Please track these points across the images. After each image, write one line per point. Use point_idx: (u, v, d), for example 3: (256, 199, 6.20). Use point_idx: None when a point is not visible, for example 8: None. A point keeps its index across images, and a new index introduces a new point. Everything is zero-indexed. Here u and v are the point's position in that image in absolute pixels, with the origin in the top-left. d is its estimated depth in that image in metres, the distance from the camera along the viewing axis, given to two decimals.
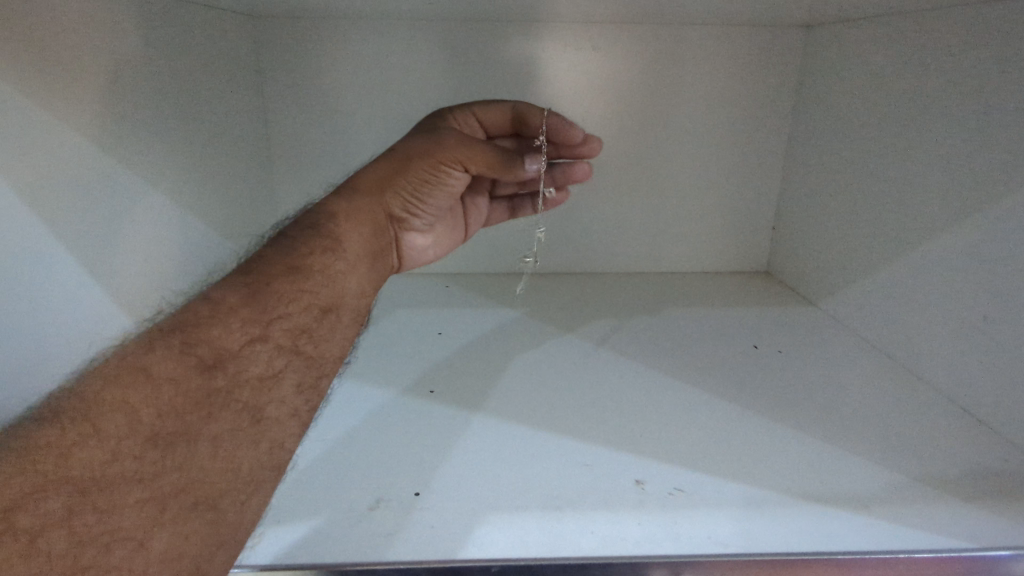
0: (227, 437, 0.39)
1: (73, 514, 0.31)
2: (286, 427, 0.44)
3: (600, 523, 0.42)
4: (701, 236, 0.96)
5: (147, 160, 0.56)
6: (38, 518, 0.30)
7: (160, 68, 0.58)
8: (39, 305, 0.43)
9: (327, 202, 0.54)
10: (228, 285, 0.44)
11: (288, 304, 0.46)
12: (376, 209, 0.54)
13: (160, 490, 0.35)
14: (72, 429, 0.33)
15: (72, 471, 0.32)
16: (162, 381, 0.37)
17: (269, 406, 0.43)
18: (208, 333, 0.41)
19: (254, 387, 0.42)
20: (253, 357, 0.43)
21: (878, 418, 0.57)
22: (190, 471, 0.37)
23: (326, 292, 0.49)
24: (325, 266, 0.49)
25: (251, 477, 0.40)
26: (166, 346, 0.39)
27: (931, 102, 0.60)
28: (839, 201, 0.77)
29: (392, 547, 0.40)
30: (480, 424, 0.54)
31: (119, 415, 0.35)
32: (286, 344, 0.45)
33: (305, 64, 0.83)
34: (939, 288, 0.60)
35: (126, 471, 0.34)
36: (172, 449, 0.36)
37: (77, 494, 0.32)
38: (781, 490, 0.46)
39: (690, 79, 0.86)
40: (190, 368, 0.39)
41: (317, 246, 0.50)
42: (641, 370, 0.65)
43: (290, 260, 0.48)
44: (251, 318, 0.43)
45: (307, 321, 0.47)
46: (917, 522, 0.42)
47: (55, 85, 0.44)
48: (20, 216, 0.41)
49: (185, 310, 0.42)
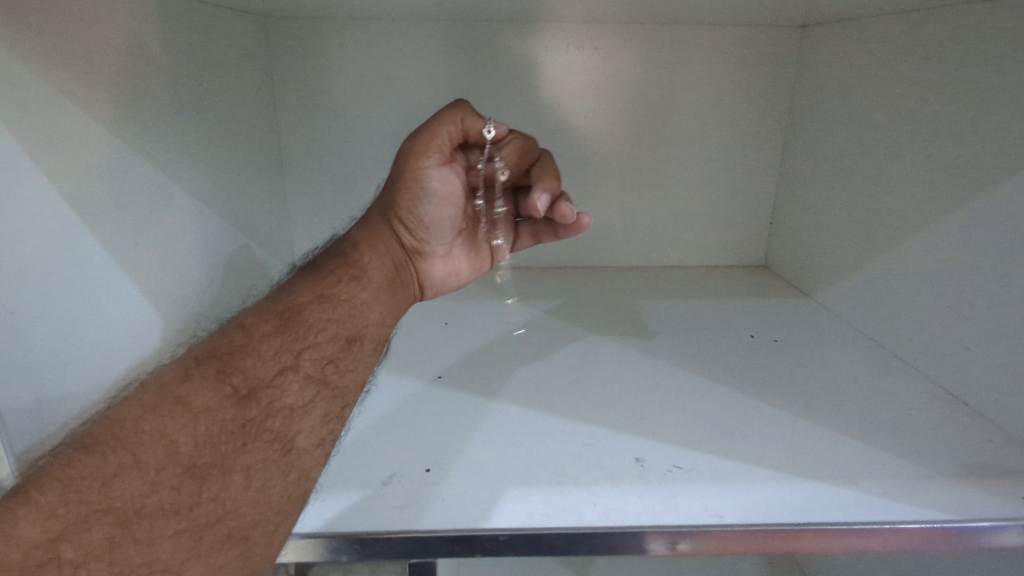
0: (259, 467, 0.39)
1: (114, 545, 0.32)
2: (315, 458, 0.43)
3: (604, 497, 0.44)
4: (700, 231, 0.98)
5: (167, 156, 0.58)
6: (82, 548, 0.31)
7: (178, 70, 0.61)
8: (84, 298, 0.46)
9: (349, 234, 0.58)
10: (262, 313, 0.47)
11: (318, 333, 0.47)
12: (389, 239, 0.57)
13: (196, 520, 0.35)
14: (112, 459, 0.34)
15: (112, 502, 0.33)
16: (198, 411, 0.38)
17: (301, 436, 0.43)
18: (242, 363, 0.42)
19: (286, 416, 0.43)
20: (285, 386, 0.44)
21: (870, 401, 0.59)
22: (224, 502, 0.37)
23: (352, 323, 0.50)
24: (352, 296, 0.52)
25: (279, 507, 0.39)
26: (202, 375, 0.40)
27: (923, 99, 0.63)
28: (834, 196, 0.80)
29: (405, 517, 0.42)
30: (488, 408, 0.56)
31: (157, 445, 0.36)
32: (315, 374, 0.46)
33: (314, 65, 0.85)
34: (928, 278, 0.63)
35: (163, 502, 0.34)
36: (207, 480, 0.37)
37: (117, 525, 0.32)
38: (777, 467, 0.48)
39: (690, 79, 0.88)
40: (225, 398, 0.40)
41: (346, 276, 0.53)
42: (643, 359, 0.67)
43: (319, 291, 0.50)
44: (282, 348, 0.45)
45: (333, 350, 0.48)
46: (904, 496, 0.45)
47: (84, 85, 0.46)
48: (63, 211, 0.43)
49: (218, 339, 0.44)
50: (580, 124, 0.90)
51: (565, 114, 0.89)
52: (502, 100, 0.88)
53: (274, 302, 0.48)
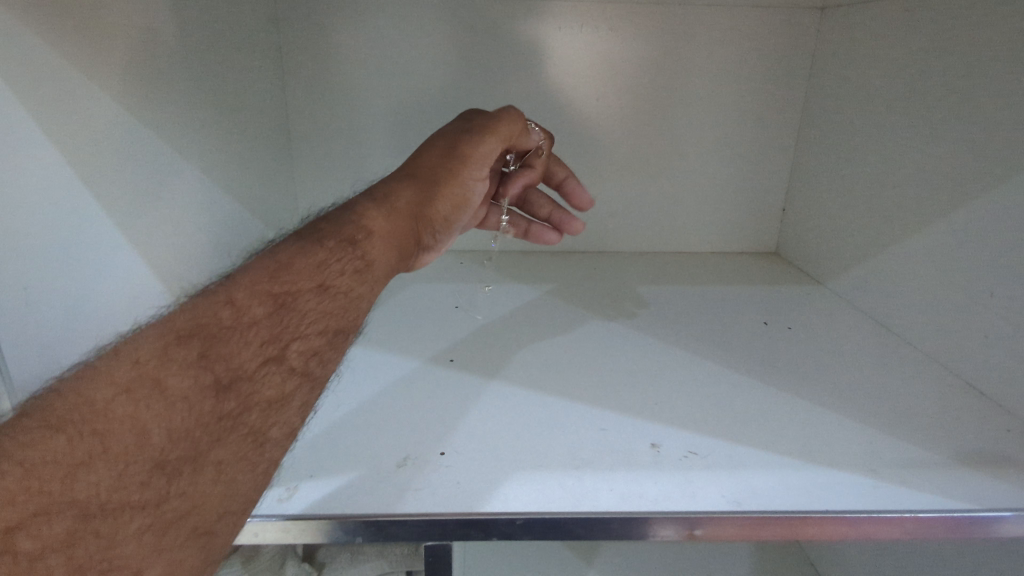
0: (233, 463, 0.34)
1: (74, 540, 0.28)
2: (286, 453, 0.38)
3: (619, 482, 0.44)
4: (710, 217, 0.97)
5: (177, 133, 0.57)
6: (38, 543, 0.26)
7: (189, 44, 0.59)
8: (83, 271, 0.45)
9: (362, 211, 0.49)
10: (254, 292, 0.40)
11: (309, 325, 0.41)
12: (405, 214, 0.51)
13: (163, 517, 0.31)
14: (80, 445, 0.29)
15: (76, 494, 0.28)
16: (174, 398, 0.33)
17: (275, 429, 0.37)
18: (228, 349, 0.36)
19: (264, 410, 0.37)
20: (267, 379, 0.38)
21: (885, 389, 0.58)
22: (193, 497, 0.32)
23: (343, 315, 0.44)
24: (349, 286, 0.45)
25: (244, 505, 0.35)
26: (183, 359, 0.34)
27: (944, 83, 0.61)
28: (849, 183, 0.79)
29: (419, 499, 0.41)
30: (501, 392, 0.56)
31: (129, 433, 0.31)
32: (298, 367, 0.40)
33: (323, 42, 0.84)
34: (946, 266, 0.62)
35: (130, 496, 0.30)
36: (177, 474, 0.32)
37: (80, 518, 0.28)
38: (793, 455, 0.47)
39: (703, 61, 0.86)
40: (204, 388, 0.34)
41: (348, 265, 0.46)
42: (656, 344, 0.66)
43: (318, 278, 0.43)
44: (271, 338, 0.39)
45: (321, 344, 0.42)
46: (920, 484, 0.44)
47: (96, 58, 0.45)
48: (70, 183, 0.43)
49: (203, 314, 0.37)
50: (591, 106, 0.88)
51: (577, 95, 0.88)
52: (513, 81, 0.86)
53: (272, 279, 0.41)
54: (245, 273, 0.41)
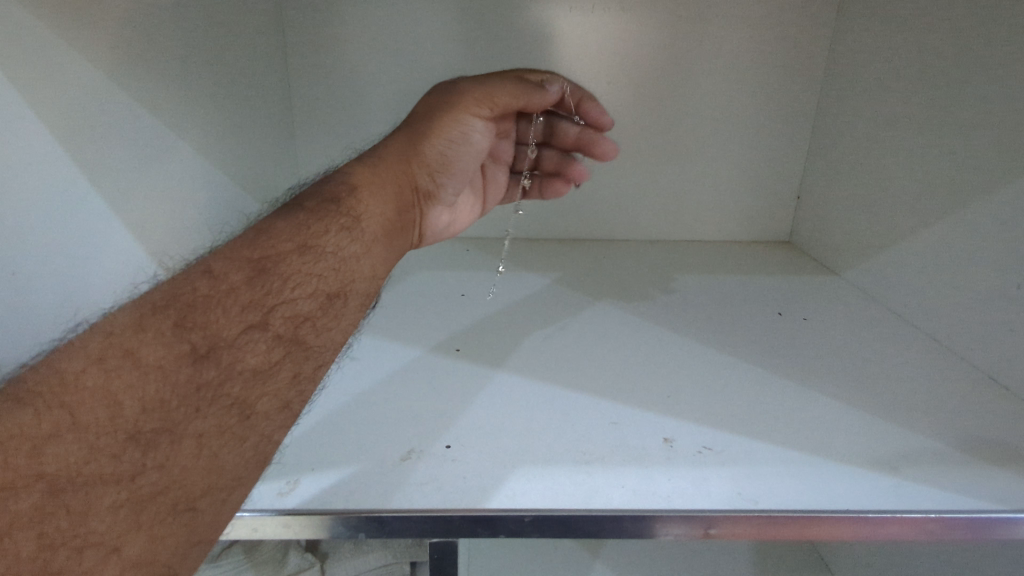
0: (215, 436, 0.32)
1: (44, 515, 0.26)
2: (280, 426, 0.36)
3: (630, 478, 0.42)
4: (723, 204, 0.95)
5: (172, 112, 0.55)
6: (4, 518, 0.25)
7: (184, 22, 0.57)
8: (68, 249, 0.44)
9: (349, 170, 0.48)
10: (233, 258, 0.38)
11: (295, 288, 0.39)
12: (400, 178, 0.50)
13: (138, 492, 0.29)
14: (47, 418, 0.28)
15: (44, 467, 0.27)
16: (147, 369, 0.31)
17: (263, 401, 0.35)
18: (207, 316, 0.34)
19: (248, 379, 0.35)
20: (250, 347, 0.36)
21: (906, 383, 0.56)
22: (172, 471, 0.30)
23: (336, 276, 0.42)
24: (339, 246, 0.43)
25: (231, 478, 0.33)
26: (156, 328, 0.33)
27: (968, 65, 0.59)
28: (866, 169, 0.76)
29: (424, 496, 0.40)
30: (510, 383, 0.54)
31: (98, 405, 0.29)
32: (286, 334, 0.38)
33: (325, 24, 0.82)
34: (970, 255, 0.60)
35: (102, 470, 0.28)
36: (152, 447, 0.30)
37: (49, 493, 0.27)
38: (809, 450, 0.46)
39: (715, 42, 0.84)
40: (180, 356, 0.32)
41: (334, 224, 0.43)
42: (667, 334, 0.65)
43: (300, 238, 0.41)
44: (253, 303, 0.37)
45: (312, 308, 0.40)
46: (945, 482, 0.43)
47: (82, 32, 0.43)
48: (57, 158, 0.42)
49: (180, 284, 0.35)
50: (600, 90, 0.86)
51: (585, 79, 0.85)
52: (520, 64, 0.84)
53: (251, 247, 0.39)
54: (228, 244, 0.39)
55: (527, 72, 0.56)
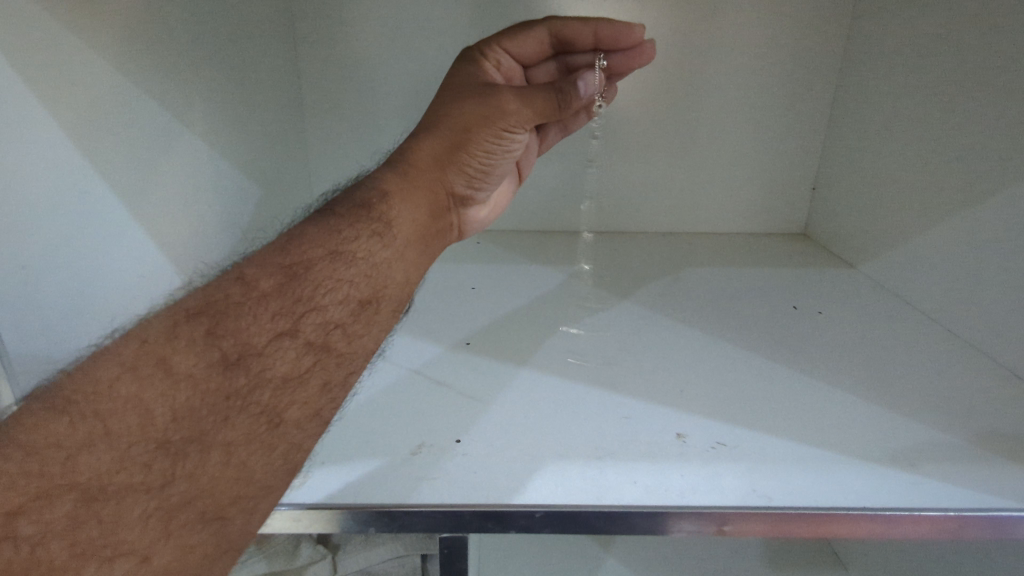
0: (244, 443, 0.32)
1: (77, 524, 0.26)
2: (310, 434, 0.35)
3: (643, 473, 0.42)
4: (737, 196, 0.94)
5: (191, 108, 0.55)
6: (38, 527, 0.25)
7: (201, 17, 0.57)
8: (95, 243, 0.43)
9: (380, 175, 0.46)
10: (265, 265, 0.37)
11: (326, 294, 0.38)
12: (435, 186, 0.47)
13: (168, 501, 0.29)
14: (81, 427, 0.28)
15: (78, 475, 0.27)
16: (180, 377, 0.31)
17: (292, 409, 0.34)
18: (237, 324, 0.34)
19: (278, 387, 0.34)
20: (280, 355, 0.35)
21: (924, 379, 0.55)
22: (201, 480, 0.30)
23: (367, 281, 0.40)
24: (371, 251, 0.41)
25: (261, 487, 0.32)
26: (189, 335, 0.32)
27: (994, 54, 0.57)
28: (885, 161, 0.75)
29: (435, 490, 0.40)
30: (522, 377, 0.54)
31: (131, 413, 0.29)
32: (317, 341, 0.37)
33: (335, 16, 0.81)
34: (991, 249, 0.58)
35: (133, 479, 0.28)
36: (182, 456, 0.30)
37: (81, 502, 0.27)
38: (830, 447, 0.45)
39: (731, 31, 0.82)
40: (211, 364, 0.32)
41: (366, 229, 0.41)
42: (680, 329, 0.64)
43: (331, 244, 0.40)
44: (282, 310, 0.36)
45: (343, 315, 0.39)
46: (966, 480, 0.42)
47: (100, 27, 0.43)
48: (77, 160, 0.41)
49: (215, 291, 0.35)
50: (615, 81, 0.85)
51: None
52: None
53: (283, 252, 0.38)
54: (261, 250, 0.39)
55: (528, 29, 0.50)
